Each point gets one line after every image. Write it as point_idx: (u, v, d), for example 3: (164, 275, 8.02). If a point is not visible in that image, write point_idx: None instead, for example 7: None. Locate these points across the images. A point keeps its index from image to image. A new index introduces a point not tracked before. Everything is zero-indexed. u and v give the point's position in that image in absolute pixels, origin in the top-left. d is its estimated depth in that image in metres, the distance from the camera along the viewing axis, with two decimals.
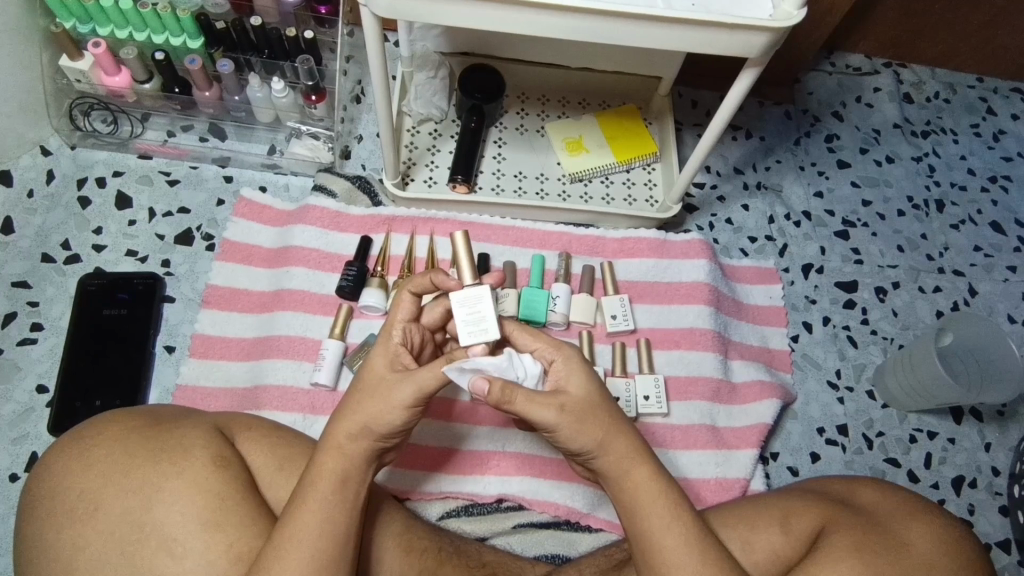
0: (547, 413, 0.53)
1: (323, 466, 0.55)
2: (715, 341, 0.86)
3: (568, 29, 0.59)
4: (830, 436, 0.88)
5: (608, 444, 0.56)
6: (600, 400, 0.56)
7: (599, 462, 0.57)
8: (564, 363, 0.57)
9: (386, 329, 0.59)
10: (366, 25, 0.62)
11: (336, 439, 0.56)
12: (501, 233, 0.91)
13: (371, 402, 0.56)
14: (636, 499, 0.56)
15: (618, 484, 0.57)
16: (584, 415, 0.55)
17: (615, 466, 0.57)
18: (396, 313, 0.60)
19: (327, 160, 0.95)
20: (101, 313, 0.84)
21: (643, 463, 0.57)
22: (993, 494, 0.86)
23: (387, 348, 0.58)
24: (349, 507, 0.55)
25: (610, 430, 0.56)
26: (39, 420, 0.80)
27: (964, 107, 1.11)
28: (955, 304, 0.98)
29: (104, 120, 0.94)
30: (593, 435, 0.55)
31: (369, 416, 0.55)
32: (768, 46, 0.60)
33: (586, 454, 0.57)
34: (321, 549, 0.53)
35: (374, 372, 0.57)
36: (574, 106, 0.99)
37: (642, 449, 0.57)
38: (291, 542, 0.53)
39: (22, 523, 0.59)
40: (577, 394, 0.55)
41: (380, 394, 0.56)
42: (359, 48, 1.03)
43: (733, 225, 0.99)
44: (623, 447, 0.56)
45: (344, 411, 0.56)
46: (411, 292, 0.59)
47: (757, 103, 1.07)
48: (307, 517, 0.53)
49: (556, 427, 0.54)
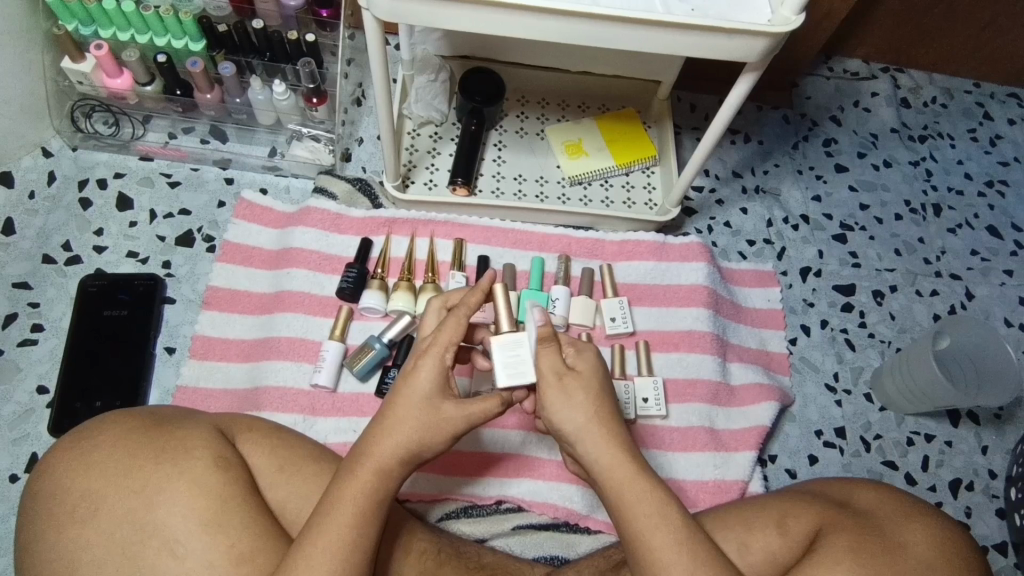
0: (547, 374, 0.58)
1: (355, 476, 0.55)
2: (714, 343, 0.87)
3: (567, 32, 0.60)
4: (828, 439, 0.89)
5: (588, 432, 0.57)
6: (601, 386, 0.59)
7: (581, 451, 0.58)
8: (578, 352, 0.60)
9: (438, 348, 0.58)
10: (367, 28, 0.62)
11: (376, 454, 0.56)
12: (501, 235, 0.91)
13: (418, 428, 0.56)
14: (620, 497, 0.56)
15: (602, 477, 0.57)
16: (574, 393, 0.58)
17: (598, 459, 0.57)
18: (446, 334, 0.58)
19: (328, 162, 0.95)
20: (102, 313, 0.84)
21: (625, 462, 0.57)
22: (990, 497, 0.87)
23: (437, 372, 0.57)
24: (375, 519, 0.55)
25: (597, 417, 0.58)
26: (38, 421, 0.81)
27: (961, 111, 1.12)
28: (952, 307, 0.98)
29: (107, 122, 0.95)
30: (577, 418, 0.57)
31: (418, 439, 0.56)
32: (766, 51, 0.60)
33: (570, 439, 0.59)
34: (348, 556, 0.53)
35: (416, 390, 0.57)
36: (574, 110, 1.00)
37: (627, 447, 0.58)
38: (319, 549, 0.53)
39: (23, 523, 0.59)
40: (579, 373, 0.59)
41: (401, 407, 0.56)
42: (360, 52, 1.03)
43: (731, 228, 1.00)
44: (606, 439, 0.57)
45: (384, 427, 0.56)
46: (465, 319, 0.59)
47: (756, 107, 1.08)
48: (332, 527, 0.53)
49: (545, 394, 0.58)
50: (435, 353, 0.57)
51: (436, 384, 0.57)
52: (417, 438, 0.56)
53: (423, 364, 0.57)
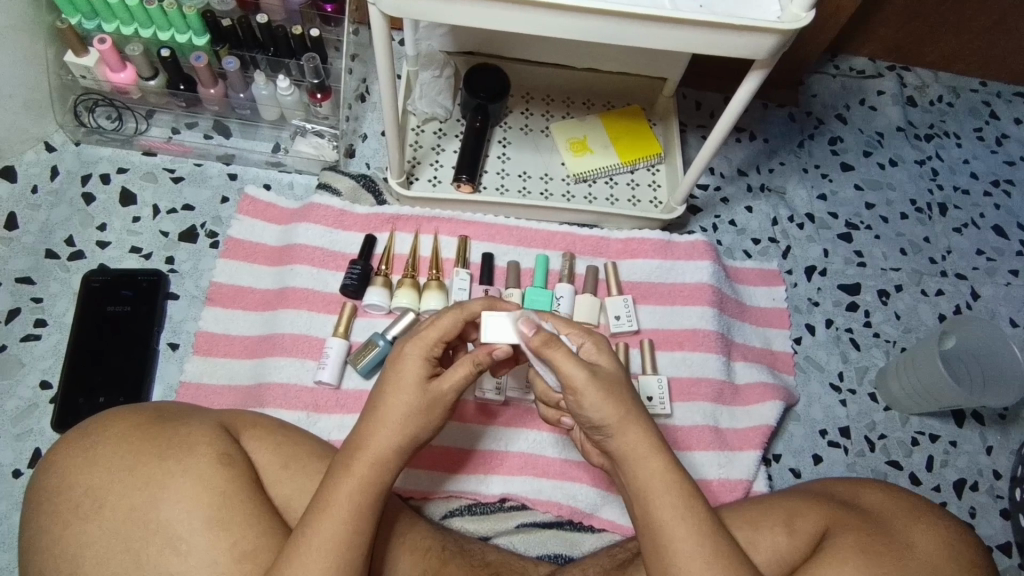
0: (578, 372, 0.54)
1: (350, 472, 0.55)
2: (719, 342, 0.87)
3: (576, 29, 0.59)
4: (832, 438, 0.88)
5: (625, 426, 0.56)
6: (623, 382, 0.58)
7: (614, 443, 0.57)
8: (595, 344, 0.59)
9: (422, 340, 0.58)
10: (373, 23, 0.62)
11: (369, 447, 0.56)
12: (506, 233, 0.91)
13: (409, 409, 0.57)
14: (651, 488, 0.56)
15: (633, 469, 0.57)
16: (610, 388, 0.56)
17: (629, 451, 0.57)
18: (436, 328, 0.58)
19: (331, 158, 0.95)
20: (105, 309, 0.83)
21: (657, 454, 0.57)
22: (995, 497, 0.87)
23: (423, 360, 0.58)
24: (368, 516, 0.55)
25: (630, 411, 0.57)
26: (42, 416, 0.80)
27: (967, 110, 1.11)
28: (958, 307, 0.98)
29: (109, 116, 0.94)
30: (613, 412, 0.56)
31: (407, 423, 0.57)
32: (776, 48, 0.60)
33: (602, 431, 0.57)
34: (341, 555, 0.53)
35: (404, 378, 0.57)
36: (579, 107, 0.99)
37: (658, 441, 0.58)
38: (314, 546, 0.52)
39: (26, 519, 0.59)
40: (606, 370, 0.57)
41: (392, 395, 0.57)
42: (364, 47, 1.03)
43: (736, 226, 0.99)
44: (640, 433, 0.57)
45: (376, 418, 0.57)
46: (462, 318, 0.58)
47: (761, 105, 1.07)
48: (328, 526, 0.53)
49: (581, 390, 0.55)
50: (418, 344, 0.58)
51: (422, 370, 0.57)
52: (407, 421, 0.57)
53: (408, 352, 0.58)
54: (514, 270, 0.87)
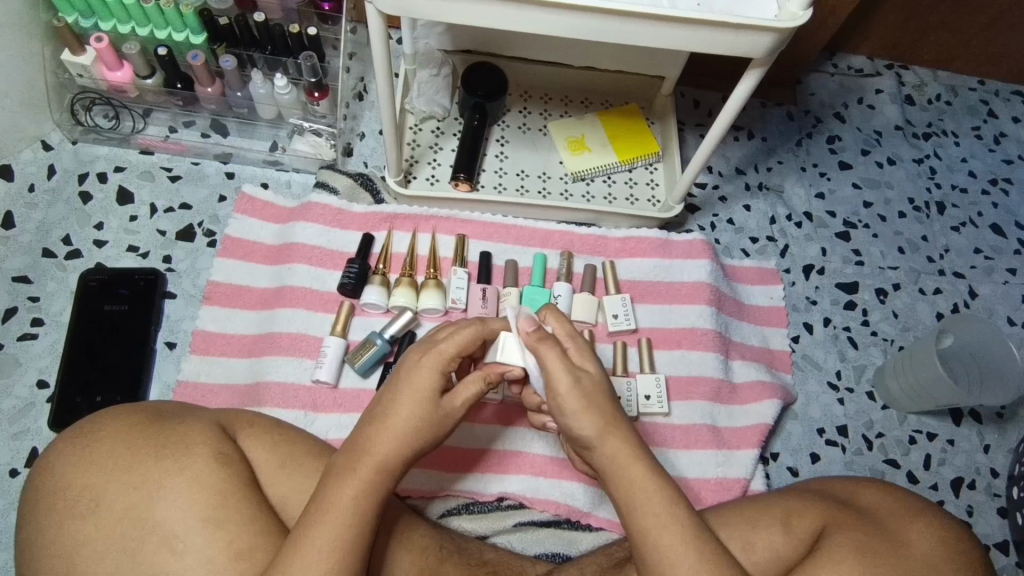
0: (564, 380, 0.56)
1: (351, 476, 0.55)
2: (716, 341, 0.87)
3: (574, 27, 0.59)
4: (830, 437, 0.88)
5: (602, 437, 0.57)
6: (605, 389, 0.58)
7: (596, 454, 0.58)
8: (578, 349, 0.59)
9: (440, 353, 0.57)
10: (371, 20, 0.62)
11: (373, 451, 0.56)
12: (504, 231, 0.91)
13: (417, 420, 0.57)
14: (632, 496, 0.56)
15: (614, 479, 0.57)
16: (592, 397, 0.57)
17: (610, 461, 0.57)
18: (454, 341, 0.58)
19: (330, 157, 0.95)
20: (102, 308, 0.83)
21: (638, 462, 0.57)
22: (991, 496, 0.87)
23: (439, 375, 0.58)
24: (366, 521, 0.54)
25: (608, 422, 0.57)
26: (39, 415, 0.80)
27: (965, 109, 1.11)
28: (955, 305, 0.98)
29: (106, 115, 0.93)
30: (590, 423, 0.56)
31: (413, 434, 0.57)
32: (773, 46, 0.60)
33: (585, 444, 0.58)
34: (339, 560, 0.53)
35: (419, 389, 0.57)
36: (577, 105, 0.99)
37: (640, 448, 0.58)
38: (311, 550, 0.52)
39: (22, 518, 0.59)
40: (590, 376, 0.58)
41: (403, 406, 0.57)
42: (362, 46, 1.03)
43: (734, 225, 0.99)
44: (619, 441, 0.57)
45: (382, 426, 0.57)
46: (482, 333, 0.59)
47: (759, 104, 1.07)
48: (325, 531, 0.53)
49: (564, 400, 0.56)
50: (436, 358, 0.57)
51: (437, 384, 0.57)
52: (414, 432, 0.57)
53: (425, 364, 0.57)
54: (513, 266, 0.87)
